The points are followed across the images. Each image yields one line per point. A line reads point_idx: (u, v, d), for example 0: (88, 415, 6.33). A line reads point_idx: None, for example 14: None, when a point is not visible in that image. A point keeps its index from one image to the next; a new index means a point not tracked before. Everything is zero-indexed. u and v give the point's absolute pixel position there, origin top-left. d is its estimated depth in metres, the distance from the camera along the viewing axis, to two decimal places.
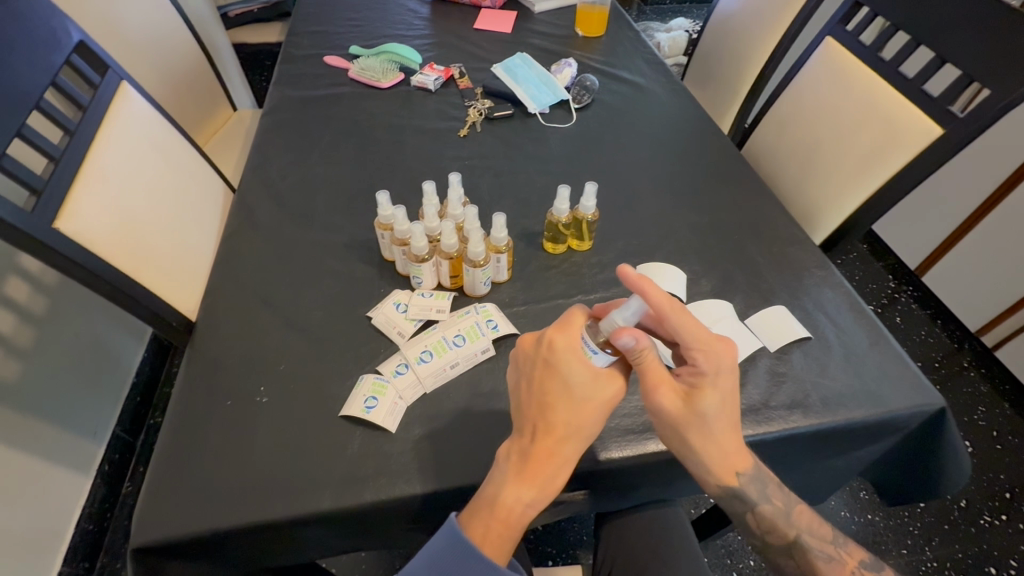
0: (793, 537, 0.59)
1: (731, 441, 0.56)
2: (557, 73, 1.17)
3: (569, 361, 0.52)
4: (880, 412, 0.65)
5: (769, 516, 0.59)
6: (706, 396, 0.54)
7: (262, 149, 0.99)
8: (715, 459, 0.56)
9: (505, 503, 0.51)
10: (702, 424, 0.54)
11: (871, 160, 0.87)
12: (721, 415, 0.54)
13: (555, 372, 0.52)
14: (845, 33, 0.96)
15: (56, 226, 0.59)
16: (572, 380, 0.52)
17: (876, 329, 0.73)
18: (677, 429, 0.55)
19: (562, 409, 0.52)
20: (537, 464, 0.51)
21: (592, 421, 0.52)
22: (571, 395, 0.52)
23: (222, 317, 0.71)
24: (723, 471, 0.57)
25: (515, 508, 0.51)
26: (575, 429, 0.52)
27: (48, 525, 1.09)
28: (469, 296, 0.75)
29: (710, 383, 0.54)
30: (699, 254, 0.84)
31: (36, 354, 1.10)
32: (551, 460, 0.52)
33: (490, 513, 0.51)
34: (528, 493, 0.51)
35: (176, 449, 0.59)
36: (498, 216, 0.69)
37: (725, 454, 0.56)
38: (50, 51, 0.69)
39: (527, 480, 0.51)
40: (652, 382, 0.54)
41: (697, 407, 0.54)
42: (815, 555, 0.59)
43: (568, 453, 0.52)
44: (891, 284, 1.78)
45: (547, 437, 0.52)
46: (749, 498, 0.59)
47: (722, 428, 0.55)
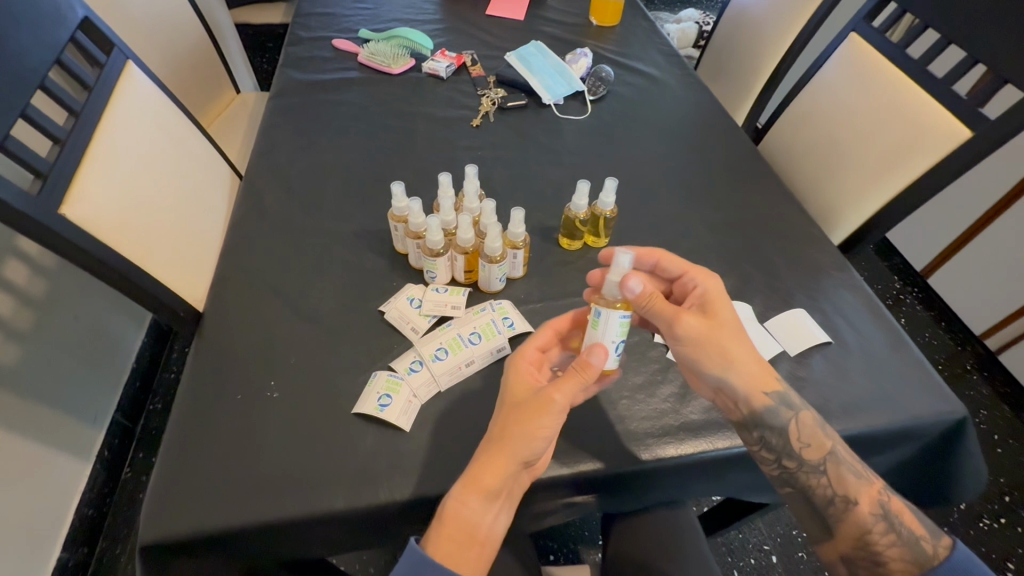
0: (829, 447, 0.55)
1: (751, 348, 0.58)
2: (571, 63, 1.14)
3: (518, 368, 0.56)
4: (901, 420, 0.64)
5: (805, 421, 0.57)
6: (718, 305, 0.59)
7: (270, 134, 0.96)
8: (746, 366, 0.57)
9: (453, 509, 0.49)
10: (727, 329, 0.58)
11: (896, 160, 0.85)
12: (736, 323, 0.59)
13: (508, 379, 0.56)
14: (871, 29, 0.94)
15: (61, 212, 0.56)
16: (517, 387, 0.55)
17: (897, 334, 0.72)
18: (710, 347, 0.57)
19: (506, 414, 0.53)
20: (475, 468, 0.50)
21: (533, 423, 0.51)
22: (514, 399, 0.54)
23: (231, 307, 0.69)
24: (757, 378, 0.57)
25: (459, 514, 0.49)
26: (514, 432, 0.51)
27: (47, 510, 1.08)
28: (483, 292, 0.73)
29: (715, 295, 0.60)
30: (717, 253, 0.82)
31: (36, 338, 1.08)
32: (492, 465, 0.50)
33: (437, 522, 0.50)
34: (468, 499, 0.49)
35: (184, 444, 0.58)
36: (516, 211, 0.67)
37: (754, 359, 0.58)
38: (54, 26, 0.66)
39: (464, 484, 0.50)
40: (669, 312, 0.58)
41: (715, 315, 0.58)
42: (846, 470, 0.54)
43: (502, 460, 0.50)
44: (897, 285, 1.77)
45: (494, 440, 0.52)
46: (790, 403, 0.57)
47: (741, 337, 0.58)
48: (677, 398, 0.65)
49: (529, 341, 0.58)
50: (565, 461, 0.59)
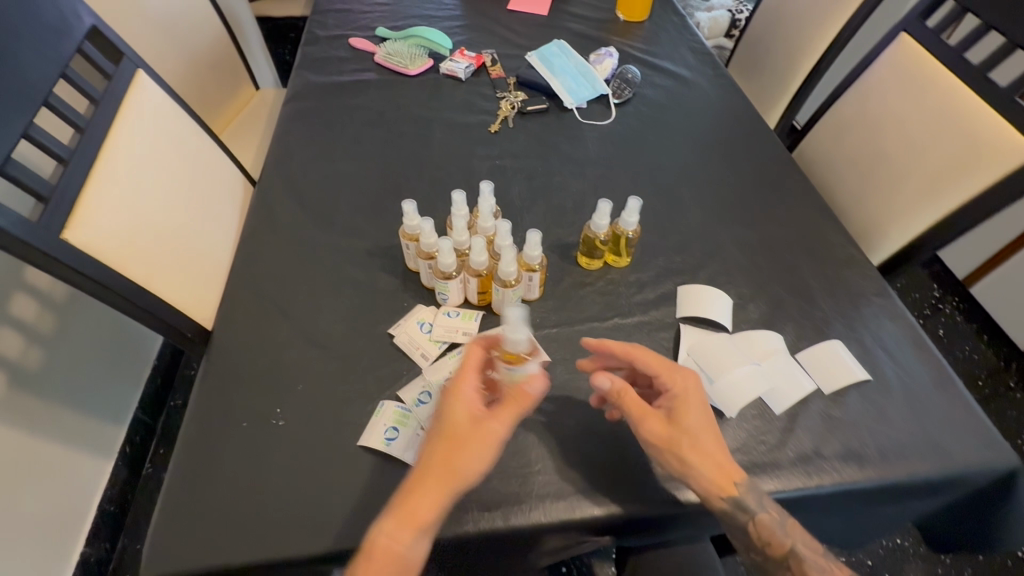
0: (789, 545, 0.53)
1: (716, 450, 0.53)
2: (595, 64, 1.08)
3: (459, 397, 0.52)
4: (946, 469, 0.59)
5: (765, 522, 0.53)
6: (687, 412, 0.54)
7: (283, 141, 0.94)
8: (703, 472, 0.52)
9: (385, 545, 0.46)
10: (691, 438, 0.53)
11: (946, 178, 0.79)
12: (704, 428, 0.54)
13: (447, 410, 0.52)
14: (925, 29, 0.86)
15: (64, 236, 0.55)
16: (457, 416, 0.51)
17: (944, 371, 0.67)
18: (668, 454, 0.53)
19: (449, 444, 0.50)
20: (412, 495, 0.48)
21: (476, 458, 0.50)
22: (458, 431, 0.50)
23: (239, 328, 0.68)
24: (713, 483, 0.52)
25: (392, 548, 0.46)
26: (456, 465, 0.49)
27: (69, 507, 1.10)
28: (497, 315, 0.70)
29: (685, 400, 0.54)
30: (746, 274, 0.77)
31: (57, 339, 1.09)
32: (429, 497, 0.48)
33: (365, 556, 0.46)
34: (403, 533, 0.47)
35: (188, 474, 0.57)
36: (533, 233, 0.63)
37: (715, 463, 0.52)
38: (61, 38, 0.64)
39: (401, 515, 0.47)
40: (633, 412, 0.54)
41: (680, 423, 0.53)
42: (809, 567, 0.53)
43: (445, 490, 0.48)
44: (936, 294, 1.68)
45: (432, 470, 0.49)
46: (747, 507, 0.53)
47: (709, 443, 0.53)
48: None
49: (463, 373, 0.53)
50: (578, 504, 0.55)
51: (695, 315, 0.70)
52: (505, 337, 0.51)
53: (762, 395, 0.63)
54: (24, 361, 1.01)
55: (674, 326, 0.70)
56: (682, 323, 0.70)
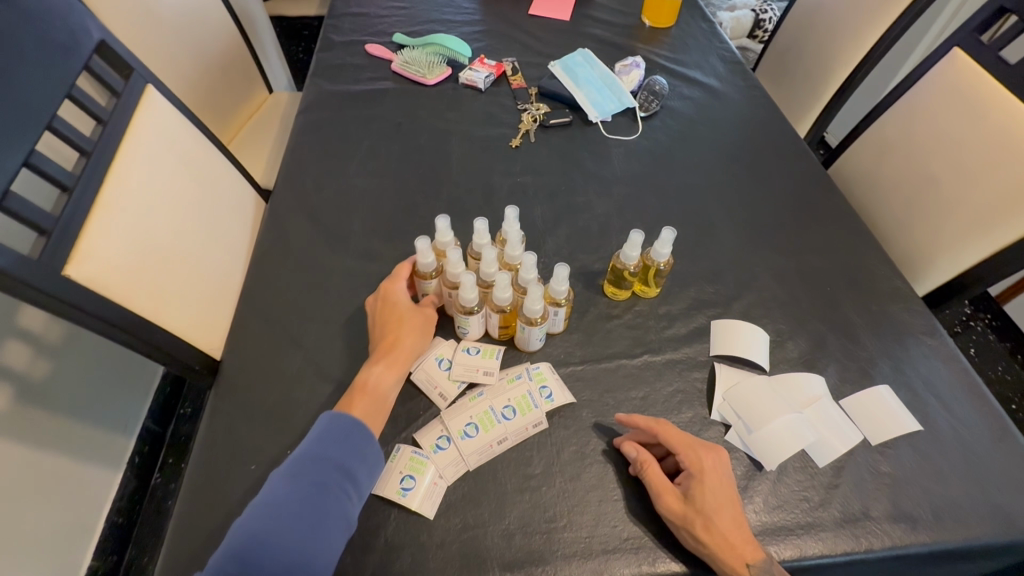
0: None
1: (732, 530, 0.50)
2: (621, 74, 1.04)
3: (397, 290, 0.63)
4: (1007, 534, 0.54)
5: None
6: (703, 491, 0.51)
7: (297, 155, 0.91)
8: (714, 553, 0.49)
9: (370, 381, 0.56)
10: (703, 519, 0.50)
11: (1002, 208, 0.74)
12: (720, 507, 0.50)
13: (389, 300, 0.62)
14: (981, 45, 0.80)
15: (65, 272, 0.52)
16: (402, 301, 0.62)
17: (1001, 423, 0.62)
18: (681, 531, 0.51)
19: (398, 317, 0.61)
20: (392, 352, 0.59)
21: (425, 330, 0.62)
22: (403, 311, 0.61)
23: (249, 361, 0.65)
24: (722, 564, 0.48)
25: (375, 389, 0.56)
26: (409, 332, 0.60)
27: (77, 520, 1.08)
28: (520, 350, 0.66)
29: (701, 479, 0.52)
30: (784, 308, 0.73)
31: (66, 350, 1.07)
32: (405, 353, 0.59)
33: (356, 393, 0.56)
34: (389, 377, 0.57)
35: (194, 522, 0.54)
36: (560, 267, 0.59)
37: (727, 544, 0.49)
38: (66, 56, 0.61)
39: (387, 364, 0.58)
40: (650, 485, 0.53)
41: (694, 501, 0.51)
42: None
43: (412, 350, 0.60)
44: (967, 310, 1.61)
45: (397, 337, 0.60)
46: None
47: (725, 523, 0.50)
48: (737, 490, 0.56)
49: (395, 278, 0.64)
50: (607, 565, 0.51)
51: (731, 354, 0.66)
52: (421, 261, 0.63)
53: (806, 447, 0.58)
54: (31, 373, 0.99)
55: (708, 365, 0.66)
56: (716, 363, 0.66)
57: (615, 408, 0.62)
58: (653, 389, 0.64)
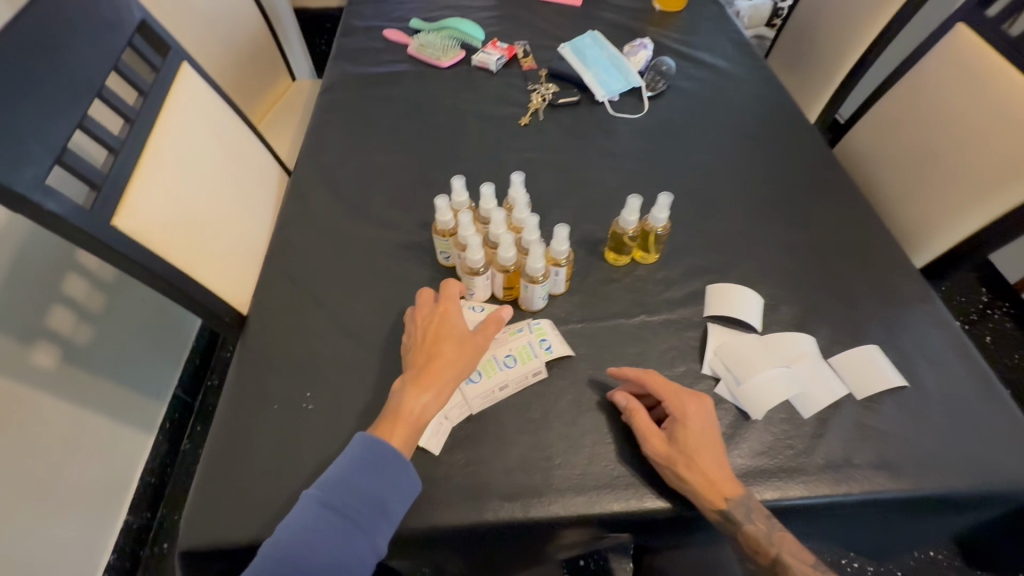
0: (775, 555, 0.52)
1: (713, 468, 0.53)
2: (629, 56, 1.07)
3: (455, 312, 0.60)
4: (986, 484, 0.56)
5: (750, 533, 0.52)
6: (687, 433, 0.55)
7: (319, 132, 0.96)
8: (695, 489, 0.53)
9: (407, 408, 0.54)
10: (685, 458, 0.53)
11: (1000, 178, 0.75)
12: (701, 447, 0.54)
13: (438, 321, 0.59)
14: (984, 19, 0.81)
15: (114, 223, 0.58)
16: (455, 324, 0.59)
17: (989, 383, 0.63)
18: (665, 470, 0.54)
19: (449, 340, 0.58)
20: (427, 382, 0.55)
21: (470, 358, 0.58)
22: (449, 333, 0.58)
23: (273, 315, 0.70)
24: (702, 497, 0.52)
25: (413, 417, 0.54)
26: (450, 359, 0.57)
27: (114, 476, 1.16)
28: (523, 310, 0.70)
29: (684, 424, 0.55)
30: (779, 274, 0.75)
31: (106, 317, 1.15)
32: (440, 385, 0.56)
33: (387, 421, 0.54)
34: (431, 408, 0.55)
35: (224, 453, 0.59)
36: (561, 228, 0.63)
37: (707, 480, 0.53)
38: (113, 32, 0.67)
39: (420, 395, 0.55)
40: (636, 430, 0.57)
41: (677, 442, 0.55)
42: None
43: (454, 377, 0.56)
44: (985, 299, 1.59)
45: (436, 366, 0.56)
46: (733, 519, 0.52)
47: (707, 463, 0.54)
48: (724, 438, 0.60)
49: (450, 297, 0.61)
50: (597, 500, 0.55)
51: (725, 315, 0.69)
52: (439, 219, 0.68)
53: (790, 398, 0.62)
54: (74, 336, 1.07)
55: (702, 325, 0.69)
56: (710, 323, 0.69)
57: (611, 363, 0.66)
58: (648, 345, 0.67)
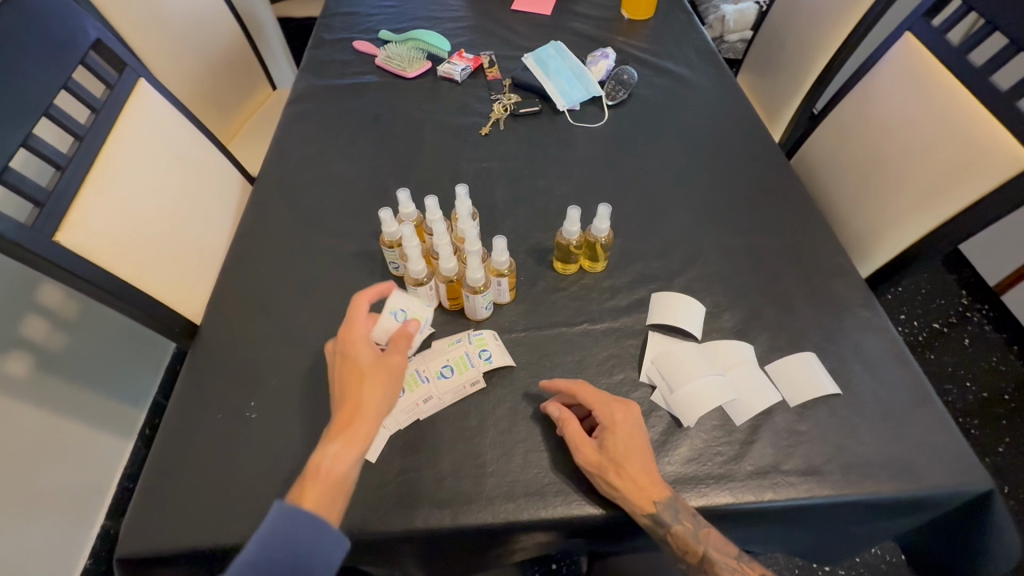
0: (702, 552, 0.54)
1: (642, 472, 0.55)
2: (591, 65, 1.08)
3: (358, 344, 0.57)
4: (912, 489, 0.57)
5: (679, 534, 0.53)
6: (615, 439, 0.56)
7: (282, 143, 0.98)
8: (625, 494, 0.54)
9: (321, 464, 0.51)
10: (614, 465, 0.54)
11: (944, 186, 0.76)
12: (630, 452, 0.55)
13: (350, 355, 0.56)
14: (930, 29, 0.82)
15: (56, 239, 0.60)
16: (360, 357, 0.56)
17: (923, 389, 0.64)
18: (597, 477, 0.55)
19: (357, 379, 0.55)
20: (350, 428, 0.53)
21: (390, 388, 0.56)
22: (361, 369, 0.56)
23: (224, 325, 0.72)
24: (632, 502, 0.53)
25: (333, 472, 0.51)
26: (366, 397, 0.55)
27: (90, 482, 1.18)
28: (469, 319, 0.72)
29: (612, 431, 0.56)
30: (724, 282, 0.76)
31: (82, 326, 1.17)
32: (365, 427, 0.54)
33: (309, 480, 0.51)
34: (349, 455, 0.52)
35: (167, 461, 0.61)
36: (499, 239, 0.64)
37: (636, 485, 0.54)
38: (66, 52, 0.69)
39: (343, 444, 0.52)
40: (568, 439, 0.57)
41: (607, 449, 0.55)
42: (721, 568, 0.54)
43: (373, 416, 0.54)
44: (963, 302, 1.59)
45: (357, 407, 0.54)
46: (663, 521, 0.53)
47: (637, 467, 0.55)
48: (656, 445, 0.61)
49: (353, 330, 0.58)
50: (526, 506, 0.57)
51: (666, 323, 0.70)
52: (384, 231, 0.69)
53: (725, 405, 0.62)
54: (48, 345, 1.09)
55: (643, 333, 0.70)
56: (651, 330, 0.70)
57: (551, 371, 0.67)
58: (588, 353, 0.69)
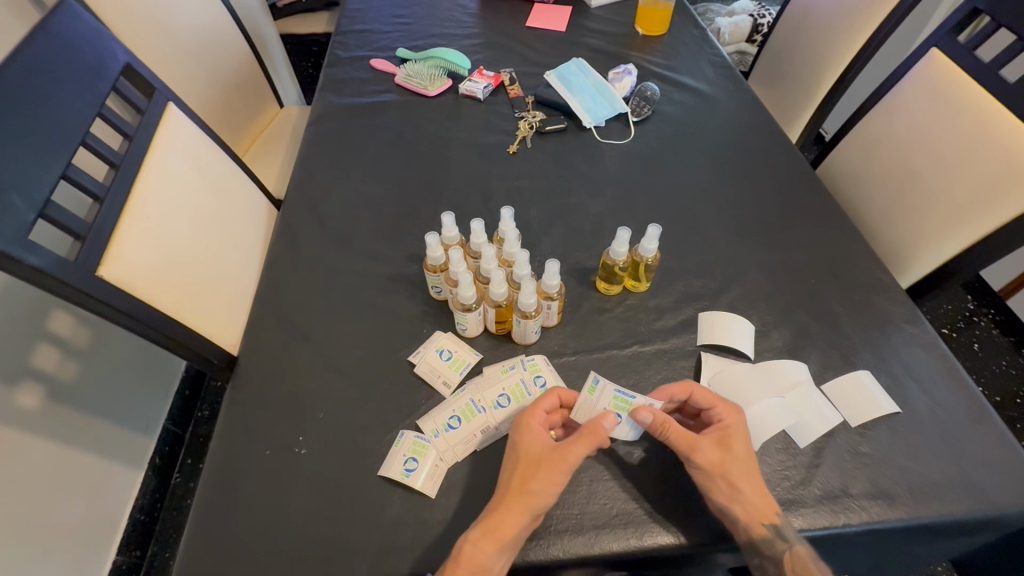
0: None
1: (760, 478, 0.55)
2: (614, 82, 1.08)
3: (531, 429, 0.56)
4: (981, 511, 0.56)
5: (800, 553, 0.53)
6: (736, 441, 0.56)
7: (307, 165, 0.96)
8: (752, 499, 0.54)
9: (466, 551, 0.50)
10: (739, 465, 0.55)
11: (982, 200, 0.76)
12: (750, 456, 0.56)
13: (516, 440, 0.56)
14: (957, 45, 0.83)
15: (98, 273, 0.58)
16: (532, 445, 0.55)
17: (979, 405, 0.64)
18: (719, 480, 0.55)
19: (523, 468, 0.54)
20: (492, 516, 0.52)
21: (549, 482, 0.53)
22: (532, 457, 0.54)
23: (263, 355, 0.69)
24: (759, 510, 0.54)
25: (476, 561, 0.50)
26: (532, 487, 0.53)
27: (103, 516, 1.13)
28: (517, 343, 0.70)
29: (735, 430, 0.57)
30: (769, 299, 0.76)
31: (93, 354, 1.14)
32: (507, 517, 0.51)
33: (450, 564, 0.51)
34: (493, 548, 0.50)
35: (216, 502, 0.58)
36: (551, 262, 0.63)
37: (760, 491, 0.55)
38: (98, 78, 0.67)
39: (481, 530, 0.51)
40: (677, 439, 0.56)
41: (729, 450, 0.56)
42: None
43: (533, 509, 0.52)
44: (970, 306, 1.60)
45: (509, 495, 0.53)
46: (785, 537, 0.54)
47: (756, 472, 0.56)
48: None
49: (530, 412, 0.57)
50: (598, 540, 0.55)
51: (717, 343, 0.70)
52: (430, 256, 0.68)
53: (787, 428, 0.62)
54: (60, 375, 1.05)
55: (695, 354, 0.70)
56: (702, 351, 0.69)
57: None
58: (642, 377, 0.68)
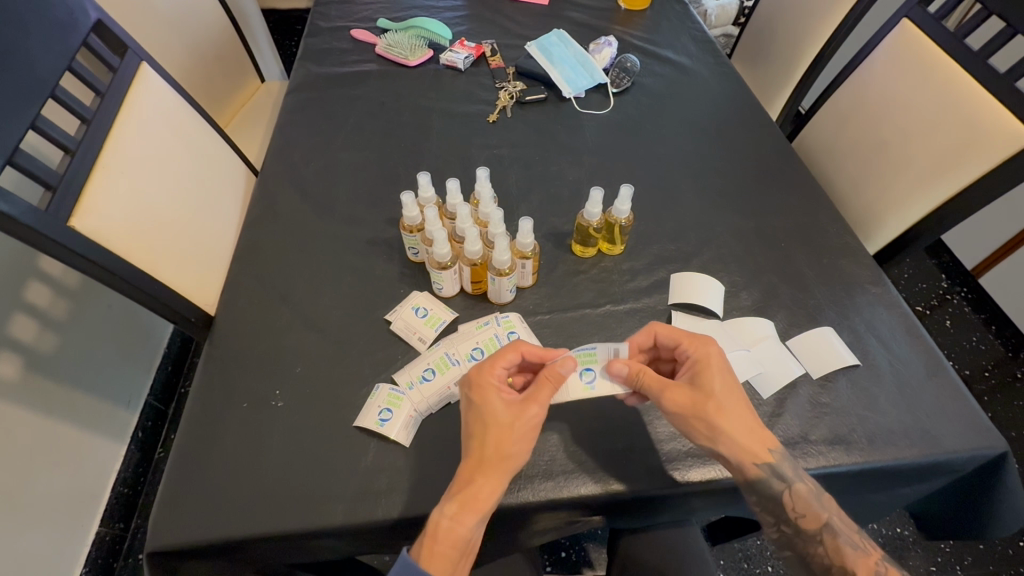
0: (825, 518, 0.54)
1: (745, 415, 0.55)
2: (594, 53, 1.09)
3: (491, 392, 0.54)
4: (933, 455, 0.59)
5: (800, 492, 0.54)
6: (711, 378, 0.56)
7: (287, 132, 0.96)
8: (734, 439, 0.54)
9: (442, 526, 0.50)
10: (716, 403, 0.55)
11: (946, 165, 0.79)
12: (728, 391, 0.56)
13: (481, 404, 0.54)
14: (926, 15, 0.84)
15: (71, 224, 0.58)
16: (495, 410, 0.53)
17: (935, 359, 0.67)
18: (696, 421, 0.55)
19: (492, 435, 0.52)
20: (470, 488, 0.51)
21: (523, 444, 0.53)
22: (498, 422, 0.53)
23: (242, 313, 0.70)
24: (746, 449, 0.54)
25: (456, 534, 0.50)
26: (505, 450, 0.52)
27: (84, 488, 1.13)
28: (492, 303, 0.71)
29: (709, 365, 0.57)
30: (740, 262, 0.78)
31: (72, 326, 1.13)
32: (487, 486, 0.51)
33: (429, 539, 0.50)
34: (467, 519, 0.50)
35: (193, 451, 0.59)
36: (524, 221, 0.64)
37: (746, 429, 0.55)
38: (68, 33, 0.67)
39: (460, 502, 0.51)
40: (656, 384, 0.56)
41: (702, 387, 0.56)
42: (843, 541, 0.53)
43: (507, 473, 0.52)
44: (943, 285, 1.63)
45: (483, 465, 0.52)
46: (782, 475, 0.54)
47: (737, 408, 0.55)
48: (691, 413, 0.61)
49: (486, 374, 0.56)
50: (566, 484, 0.57)
51: (687, 302, 0.71)
52: (406, 215, 0.68)
53: (751, 380, 0.64)
54: (38, 346, 1.04)
55: (666, 313, 0.72)
56: (673, 310, 0.71)
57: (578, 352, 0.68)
58: (613, 334, 0.69)
